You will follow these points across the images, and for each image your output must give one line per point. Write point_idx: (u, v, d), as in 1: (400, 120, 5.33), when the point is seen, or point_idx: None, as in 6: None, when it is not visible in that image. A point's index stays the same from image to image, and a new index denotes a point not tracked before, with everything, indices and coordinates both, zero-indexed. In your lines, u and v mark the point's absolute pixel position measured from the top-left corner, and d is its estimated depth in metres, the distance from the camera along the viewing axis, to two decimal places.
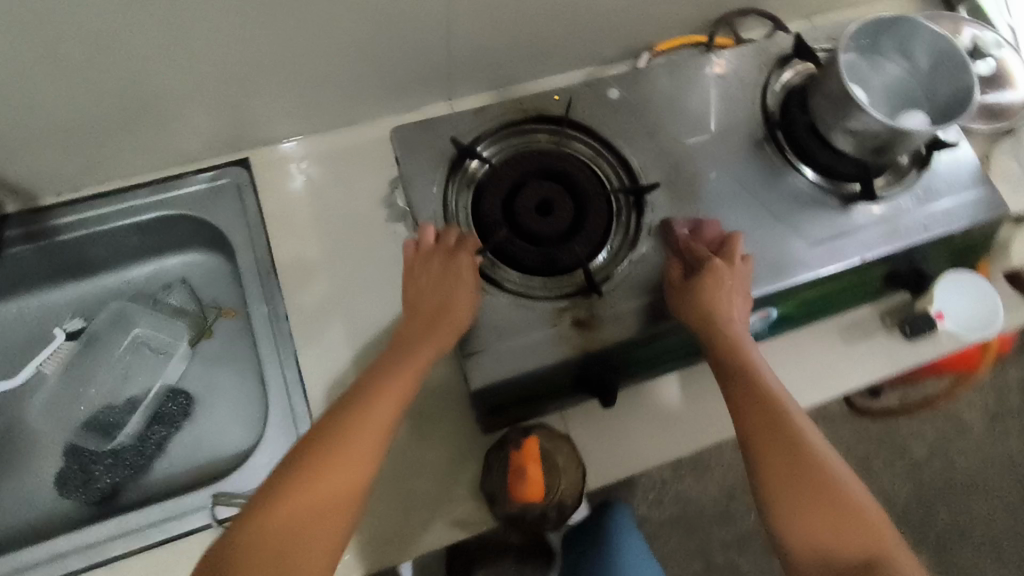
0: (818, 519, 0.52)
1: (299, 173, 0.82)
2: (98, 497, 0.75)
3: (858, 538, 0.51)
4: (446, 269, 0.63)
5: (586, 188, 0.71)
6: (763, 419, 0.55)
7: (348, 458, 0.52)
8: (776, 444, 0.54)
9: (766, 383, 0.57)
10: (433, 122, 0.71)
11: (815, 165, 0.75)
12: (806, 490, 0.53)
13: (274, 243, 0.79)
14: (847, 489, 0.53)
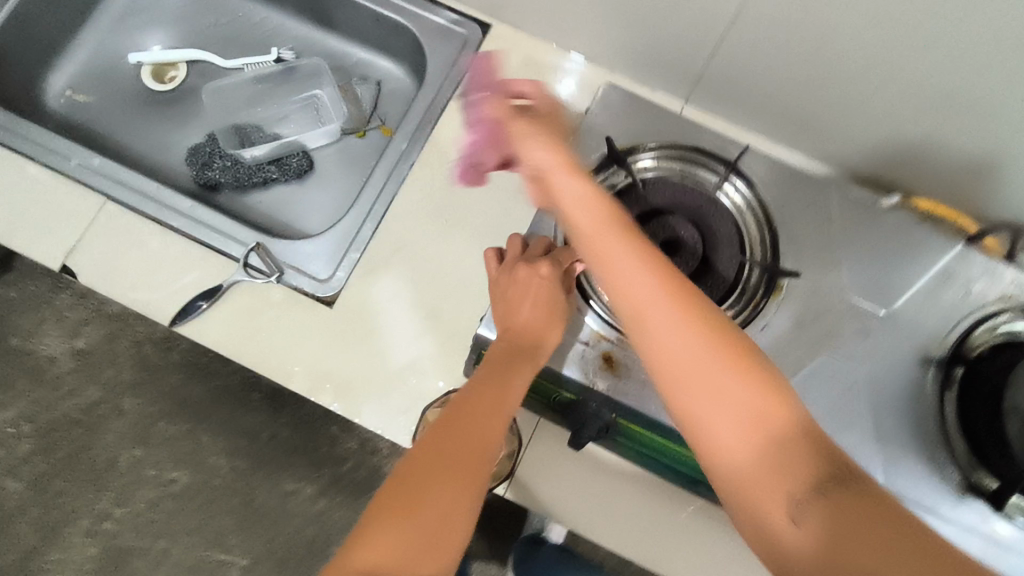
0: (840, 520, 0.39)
1: (517, 67, 0.83)
2: (203, 182, 0.87)
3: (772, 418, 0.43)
4: (533, 282, 0.61)
5: (725, 258, 0.65)
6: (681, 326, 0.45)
7: (451, 481, 0.47)
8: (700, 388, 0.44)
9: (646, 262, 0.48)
10: (640, 104, 0.69)
11: (968, 431, 0.60)
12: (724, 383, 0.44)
13: (452, 106, 0.81)
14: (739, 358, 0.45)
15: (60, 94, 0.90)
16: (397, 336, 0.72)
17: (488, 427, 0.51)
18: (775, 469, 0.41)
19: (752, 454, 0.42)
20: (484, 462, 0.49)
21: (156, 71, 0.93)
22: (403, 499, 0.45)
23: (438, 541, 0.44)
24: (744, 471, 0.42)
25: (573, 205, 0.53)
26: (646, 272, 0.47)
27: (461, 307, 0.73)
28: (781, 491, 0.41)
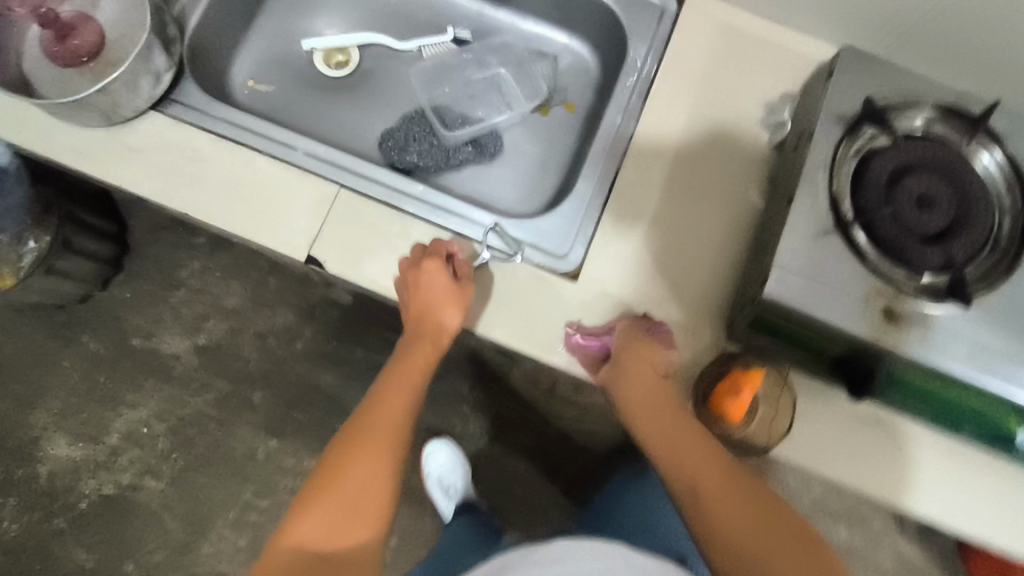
0: (752, 531, 0.56)
1: (716, 35, 0.83)
2: (400, 166, 0.86)
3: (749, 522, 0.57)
4: (423, 334, 0.73)
5: (976, 211, 0.67)
6: (730, 483, 0.60)
7: (371, 464, 0.62)
8: (725, 495, 0.59)
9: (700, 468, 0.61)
10: (881, 64, 0.70)
11: None
12: (743, 528, 0.56)
13: (660, 78, 0.82)
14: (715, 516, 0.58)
15: (244, 85, 0.89)
16: (644, 304, 0.75)
17: (392, 416, 0.67)
18: (742, 527, 0.57)
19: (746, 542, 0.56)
20: (392, 445, 0.65)
21: (331, 56, 0.92)
22: (341, 461, 0.62)
23: (368, 498, 0.61)
24: (727, 524, 0.57)
25: (635, 363, 0.69)
26: (695, 451, 0.62)
27: (699, 273, 0.76)
28: (764, 548, 0.55)
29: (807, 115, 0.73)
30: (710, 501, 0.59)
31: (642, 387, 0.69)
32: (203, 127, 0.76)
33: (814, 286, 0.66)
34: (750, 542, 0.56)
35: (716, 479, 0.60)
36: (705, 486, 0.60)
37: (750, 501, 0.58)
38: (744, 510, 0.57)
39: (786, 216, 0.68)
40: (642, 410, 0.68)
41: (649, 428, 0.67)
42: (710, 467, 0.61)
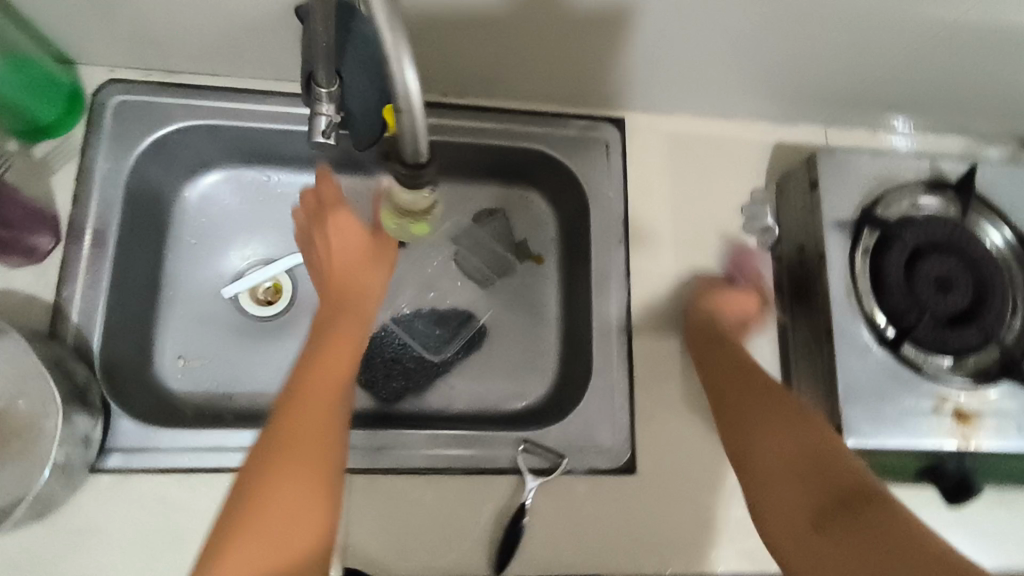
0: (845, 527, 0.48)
1: (667, 151, 0.78)
2: (389, 397, 0.77)
3: (791, 493, 0.54)
4: (338, 248, 0.61)
5: (993, 275, 0.66)
6: (815, 446, 0.56)
7: (311, 445, 0.48)
8: (781, 488, 0.55)
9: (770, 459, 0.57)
10: (851, 160, 0.68)
11: None
12: (805, 478, 0.54)
13: (632, 216, 0.76)
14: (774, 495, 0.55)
15: (175, 371, 0.74)
16: (707, 465, 0.70)
17: (326, 393, 0.52)
18: (797, 515, 0.52)
19: (784, 517, 0.53)
20: (329, 406, 0.51)
21: (261, 292, 0.78)
22: (283, 439, 0.48)
23: (305, 495, 0.46)
24: (786, 497, 0.54)
25: (723, 355, 0.67)
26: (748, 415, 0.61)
27: None
28: (788, 511, 0.53)
29: (800, 227, 0.70)
30: (816, 497, 0.52)
31: (733, 368, 0.66)
32: (160, 466, 0.63)
33: (886, 416, 0.63)
34: (793, 496, 0.54)
35: (784, 474, 0.55)
36: (757, 473, 0.57)
37: (851, 493, 0.51)
38: (833, 497, 0.51)
39: (828, 350, 0.65)
40: (717, 396, 0.65)
41: (737, 412, 0.62)
42: (782, 450, 0.57)
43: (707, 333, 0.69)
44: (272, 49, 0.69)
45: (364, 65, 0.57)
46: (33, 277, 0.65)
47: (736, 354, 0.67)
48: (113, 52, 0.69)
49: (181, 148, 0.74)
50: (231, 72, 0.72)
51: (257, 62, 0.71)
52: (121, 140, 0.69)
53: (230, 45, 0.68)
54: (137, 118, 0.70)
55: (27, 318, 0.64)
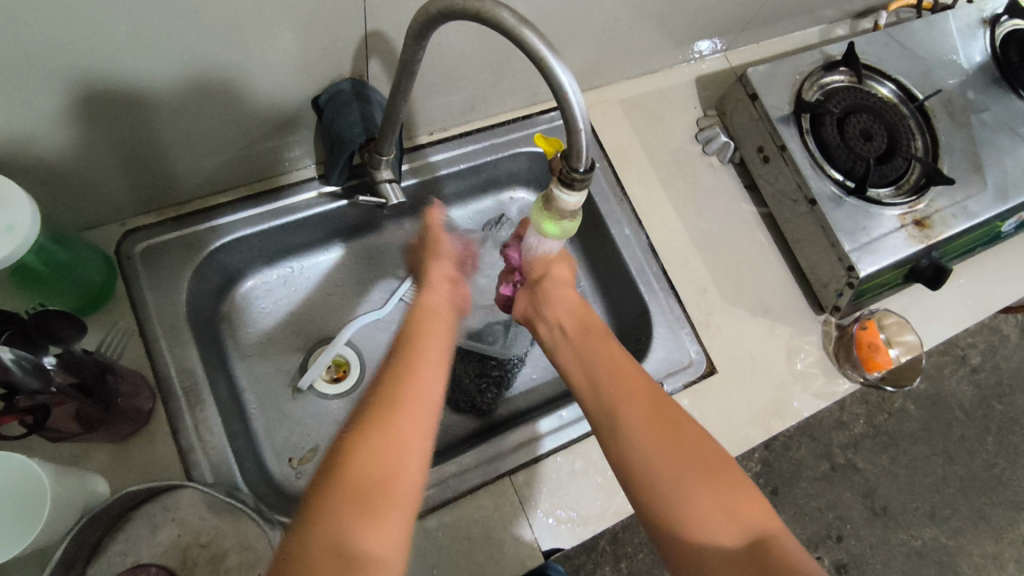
0: (682, 466, 0.55)
1: (621, 114, 0.92)
2: (484, 411, 0.84)
3: (654, 431, 0.57)
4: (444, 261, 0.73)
5: (894, 120, 0.87)
6: (626, 372, 0.61)
7: (398, 433, 0.48)
8: (627, 416, 0.58)
9: (606, 383, 0.61)
10: (774, 67, 0.85)
11: None
12: (685, 449, 0.56)
13: (620, 174, 0.89)
14: (646, 464, 0.56)
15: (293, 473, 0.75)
16: (764, 341, 0.84)
17: (429, 389, 0.53)
18: (653, 439, 0.57)
19: (668, 460, 0.55)
20: (428, 411, 0.51)
21: (327, 373, 0.81)
22: (376, 429, 0.48)
23: (384, 490, 0.46)
24: (634, 426, 0.57)
25: (558, 310, 0.70)
26: (638, 389, 0.60)
27: (769, 289, 0.87)
28: (663, 457, 0.55)
29: (753, 130, 0.86)
30: (621, 432, 0.57)
31: (576, 320, 0.69)
32: None
33: (875, 242, 0.80)
34: (634, 427, 0.57)
35: (647, 398, 0.59)
36: (619, 402, 0.59)
37: (681, 441, 0.56)
38: (668, 446, 0.56)
39: (816, 212, 0.81)
40: (587, 348, 0.65)
41: (585, 369, 0.63)
42: (672, 404, 0.59)
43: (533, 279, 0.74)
44: (281, 146, 0.73)
45: (341, 104, 0.66)
46: (147, 435, 0.64)
47: (568, 304, 0.70)
48: (127, 201, 0.70)
49: (215, 268, 0.75)
50: (240, 182, 0.75)
51: (264, 165, 0.74)
52: (164, 280, 0.70)
53: (241, 157, 0.72)
54: (170, 257, 0.71)
55: (158, 476, 0.63)
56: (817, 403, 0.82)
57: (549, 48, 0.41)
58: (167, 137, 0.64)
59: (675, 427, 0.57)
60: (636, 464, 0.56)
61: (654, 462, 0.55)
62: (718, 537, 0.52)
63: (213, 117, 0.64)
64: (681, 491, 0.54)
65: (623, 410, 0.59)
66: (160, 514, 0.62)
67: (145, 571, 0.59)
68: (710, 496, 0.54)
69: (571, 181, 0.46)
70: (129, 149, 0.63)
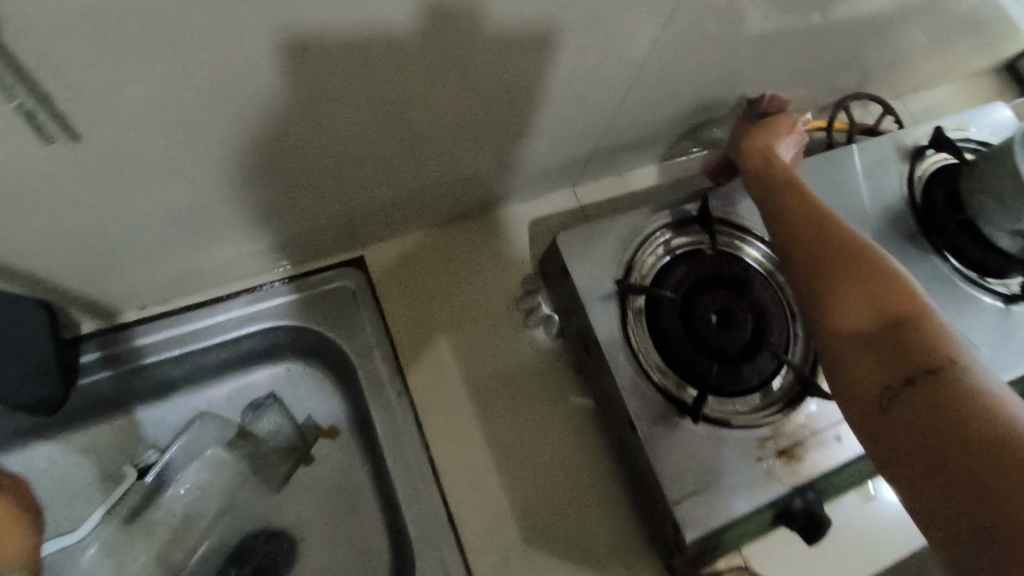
0: (879, 351, 0.45)
1: (420, 271, 0.72)
2: None
3: (868, 313, 0.47)
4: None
5: (762, 296, 0.65)
6: (840, 255, 0.51)
7: None
8: (853, 286, 0.49)
9: (839, 247, 0.52)
10: (598, 224, 0.64)
11: (963, 260, 0.72)
12: (885, 316, 0.46)
13: (404, 355, 0.68)
14: (846, 330, 0.47)
15: None
16: None
17: None
18: (875, 312, 0.47)
19: (881, 343, 0.45)
20: None
21: None
22: None
23: None
24: (841, 318, 0.48)
25: (784, 224, 0.57)
26: (834, 272, 0.50)
27: (591, 520, 0.64)
28: (866, 340, 0.46)
29: (571, 308, 0.65)
30: (830, 299, 0.50)
31: (789, 198, 0.59)
32: None
33: (720, 491, 0.56)
34: (849, 321, 0.48)
35: (872, 286, 0.48)
36: (843, 285, 0.49)
37: (944, 342, 0.43)
38: (880, 325, 0.46)
39: (636, 437, 0.58)
40: (794, 231, 0.56)
41: (805, 236, 0.54)
42: (901, 287, 0.47)
43: (768, 180, 0.63)
44: None
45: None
46: None
47: (808, 208, 0.57)
48: None
49: None
50: None
51: None
52: None
53: None
54: None
55: None
56: None
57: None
58: (263, 121, 0.48)
59: (901, 306, 0.46)
60: (845, 343, 0.47)
61: (869, 346, 0.46)
62: (899, 409, 0.41)
63: (340, 85, 0.48)
64: (877, 373, 0.44)
65: (829, 280, 0.50)
66: None
67: None
68: (932, 428, 0.39)
69: None
70: (299, 170, 0.55)
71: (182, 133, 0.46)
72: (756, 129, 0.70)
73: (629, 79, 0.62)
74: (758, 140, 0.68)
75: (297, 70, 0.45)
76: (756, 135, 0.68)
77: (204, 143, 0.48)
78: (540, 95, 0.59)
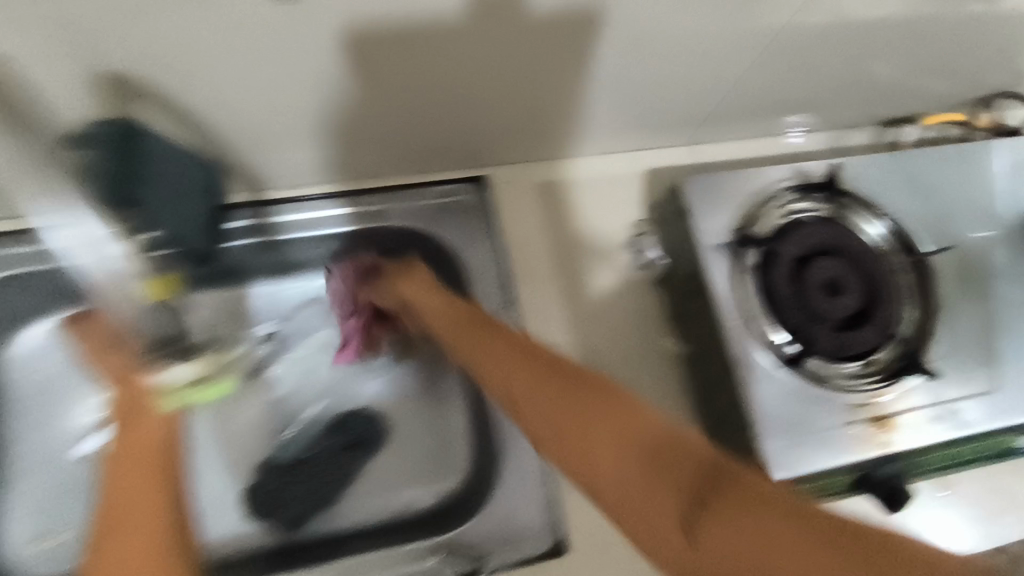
0: (602, 461, 0.36)
1: (536, 198, 0.75)
2: (284, 527, 0.69)
3: (546, 424, 0.41)
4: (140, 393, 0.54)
5: (878, 272, 0.65)
6: (518, 360, 0.46)
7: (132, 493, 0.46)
8: (542, 386, 0.43)
9: (505, 352, 0.48)
10: (723, 176, 0.65)
11: None
12: (573, 411, 0.40)
13: (515, 273, 0.72)
14: (585, 474, 0.37)
15: (32, 557, 0.65)
16: None
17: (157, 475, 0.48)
18: (573, 416, 0.39)
19: (583, 445, 0.37)
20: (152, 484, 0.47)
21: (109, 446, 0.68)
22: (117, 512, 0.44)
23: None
24: (545, 431, 0.40)
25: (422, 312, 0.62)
26: (518, 372, 0.45)
27: None
28: (583, 454, 0.37)
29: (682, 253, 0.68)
30: (550, 407, 0.41)
31: (444, 321, 0.59)
32: None
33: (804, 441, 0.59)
34: (544, 415, 0.41)
35: (532, 372, 0.44)
36: (514, 388, 0.45)
37: (629, 411, 0.38)
38: (567, 423, 0.39)
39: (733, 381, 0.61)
40: (489, 379, 0.48)
41: (485, 353, 0.50)
42: (546, 382, 0.43)
43: (400, 273, 0.66)
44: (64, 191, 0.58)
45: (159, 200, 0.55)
46: None
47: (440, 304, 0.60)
48: None
49: None
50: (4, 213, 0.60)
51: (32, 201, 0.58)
52: None
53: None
54: None
55: None
56: None
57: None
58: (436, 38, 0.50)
59: (574, 387, 0.41)
60: (589, 464, 0.37)
61: (573, 466, 0.38)
62: (659, 544, 0.32)
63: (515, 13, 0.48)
64: (596, 477, 0.36)
65: (533, 403, 0.42)
66: None
67: None
68: (645, 490, 0.34)
69: None
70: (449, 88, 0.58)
71: (371, 37, 0.49)
72: (400, 269, 0.66)
73: (789, 41, 0.62)
74: (397, 279, 0.65)
75: (490, 12, 0.48)
76: (395, 271, 0.66)
77: (386, 54, 0.51)
78: (698, 44, 0.59)
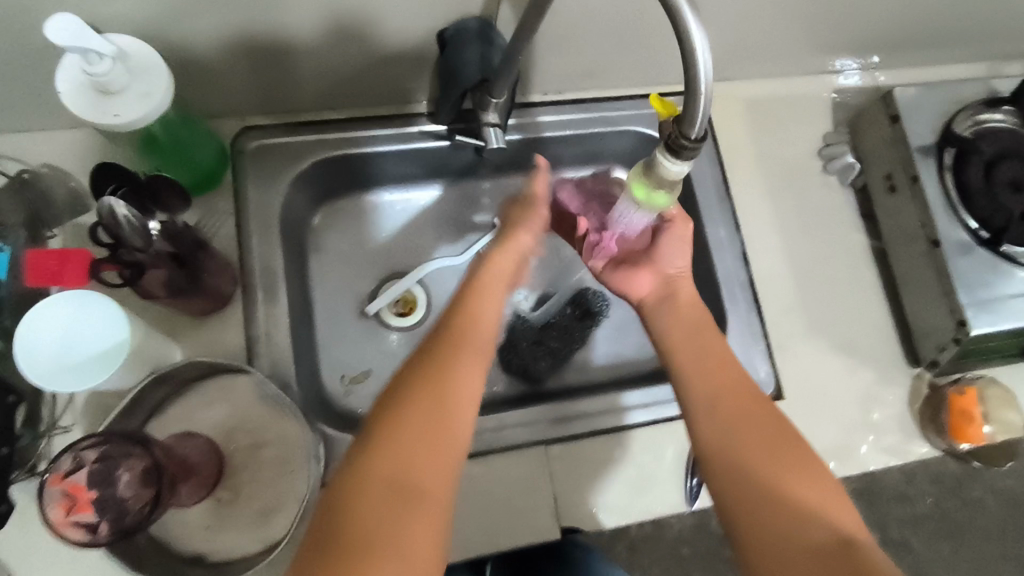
0: (771, 506, 0.54)
1: (743, 112, 0.87)
2: (531, 381, 0.83)
3: (751, 462, 0.56)
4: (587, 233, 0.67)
5: None
6: (712, 365, 0.62)
7: (432, 405, 0.49)
8: (743, 433, 0.57)
9: (711, 370, 0.62)
10: (926, 92, 0.79)
11: None
12: (769, 464, 0.55)
13: (729, 173, 0.85)
14: (746, 474, 0.55)
15: (342, 389, 0.77)
16: (839, 376, 0.79)
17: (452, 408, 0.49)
18: (753, 468, 0.56)
19: (746, 460, 0.56)
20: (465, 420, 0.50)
21: (394, 307, 0.82)
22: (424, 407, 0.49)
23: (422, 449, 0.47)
24: (742, 449, 0.57)
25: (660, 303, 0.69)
26: (715, 364, 0.62)
27: (862, 329, 0.81)
28: (755, 470, 0.55)
29: (885, 156, 0.80)
30: (740, 425, 0.58)
31: (687, 317, 0.66)
32: None
33: (999, 303, 0.72)
34: (737, 450, 0.57)
35: (745, 401, 0.59)
36: (712, 398, 0.60)
37: (796, 477, 0.55)
38: (761, 449, 0.56)
39: (936, 255, 0.75)
40: (695, 374, 0.62)
41: (689, 357, 0.63)
42: (750, 445, 0.57)
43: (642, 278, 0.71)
44: (400, 76, 0.73)
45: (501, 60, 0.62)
46: (222, 317, 0.69)
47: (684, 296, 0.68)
48: (252, 101, 0.72)
49: (308, 184, 0.77)
50: (349, 100, 0.75)
51: (379, 92, 0.75)
52: (269, 182, 0.72)
53: (369, 73, 0.71)
54: (275, 163, 0.73)
55: (225, 358, 0.68)
56: (885, 459, 0.77)
57: (696, 19, 0.39)
58: None
59: (770, 432, 0.57)
60: (731, 455, 0.56)
61: (746, 487, 0.55)
62: (807, 539, 0.52)
63: None
64: (765, 512, 0.53)
65: (730, 410, 0.59)
66: (217, 392, 0.67)
67: (194, 440, 0.64)
68: (788, 506, 0.53)
69: (679, 149, 0.43)
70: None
71: None
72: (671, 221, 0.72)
73: None
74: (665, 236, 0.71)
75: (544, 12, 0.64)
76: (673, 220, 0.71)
77: None
78: None
